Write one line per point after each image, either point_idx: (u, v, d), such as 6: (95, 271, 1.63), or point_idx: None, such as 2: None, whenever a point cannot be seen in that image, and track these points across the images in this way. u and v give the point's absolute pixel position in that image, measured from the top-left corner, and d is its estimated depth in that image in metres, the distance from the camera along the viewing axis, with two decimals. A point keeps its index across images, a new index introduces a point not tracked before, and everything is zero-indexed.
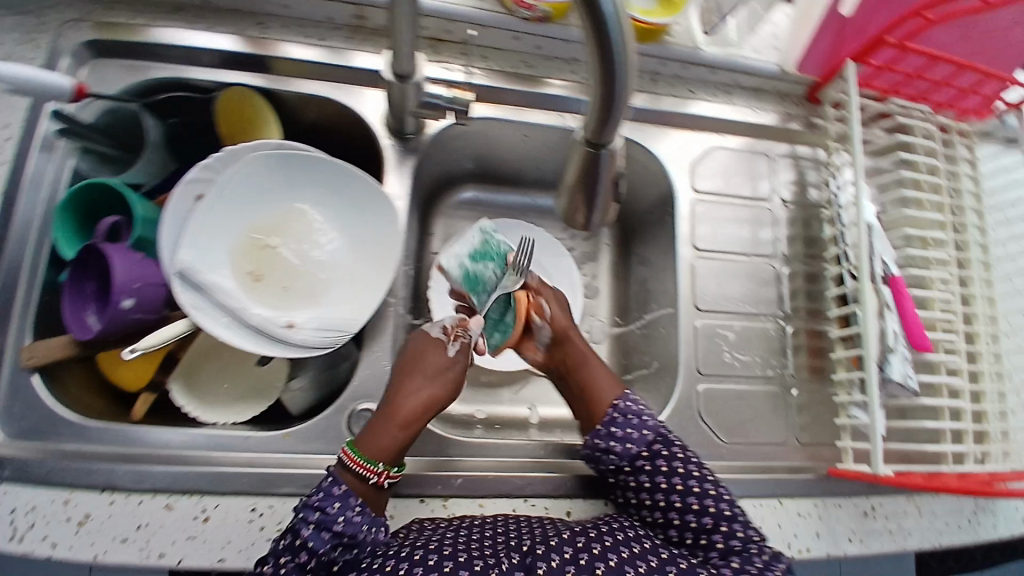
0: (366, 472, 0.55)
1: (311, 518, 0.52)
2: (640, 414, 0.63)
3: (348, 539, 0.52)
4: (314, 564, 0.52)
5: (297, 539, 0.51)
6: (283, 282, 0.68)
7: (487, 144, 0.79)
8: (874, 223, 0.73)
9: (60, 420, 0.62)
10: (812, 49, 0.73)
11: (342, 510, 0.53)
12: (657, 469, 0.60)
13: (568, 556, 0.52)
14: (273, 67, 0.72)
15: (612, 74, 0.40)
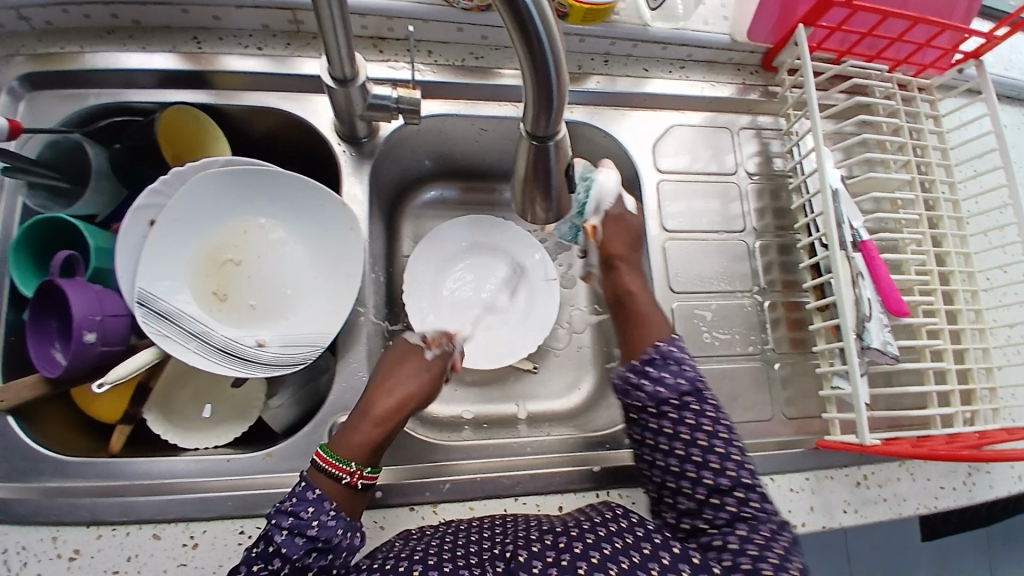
0: (337, 472, 0.53)
1: (283, 523, 0.50)
2: (682, 361, 0.59)
3: (323, 543, 0.50)
4: (289, 572, 0.49)
5: (270, 545, 0.49)
6: (250, 299, 0.65)
7: (445, 141, 0.77)
8: (839, 188, 0.72)
9: (38, 457, 0.61)
10: (762, 14, 0.72)
11: (316, 512, 0.51)
12: (683, 420, 0.56)
13: (550, 560, 0.49)
14: (214, 82, 0.69)
15: (540, 61, 0.38)
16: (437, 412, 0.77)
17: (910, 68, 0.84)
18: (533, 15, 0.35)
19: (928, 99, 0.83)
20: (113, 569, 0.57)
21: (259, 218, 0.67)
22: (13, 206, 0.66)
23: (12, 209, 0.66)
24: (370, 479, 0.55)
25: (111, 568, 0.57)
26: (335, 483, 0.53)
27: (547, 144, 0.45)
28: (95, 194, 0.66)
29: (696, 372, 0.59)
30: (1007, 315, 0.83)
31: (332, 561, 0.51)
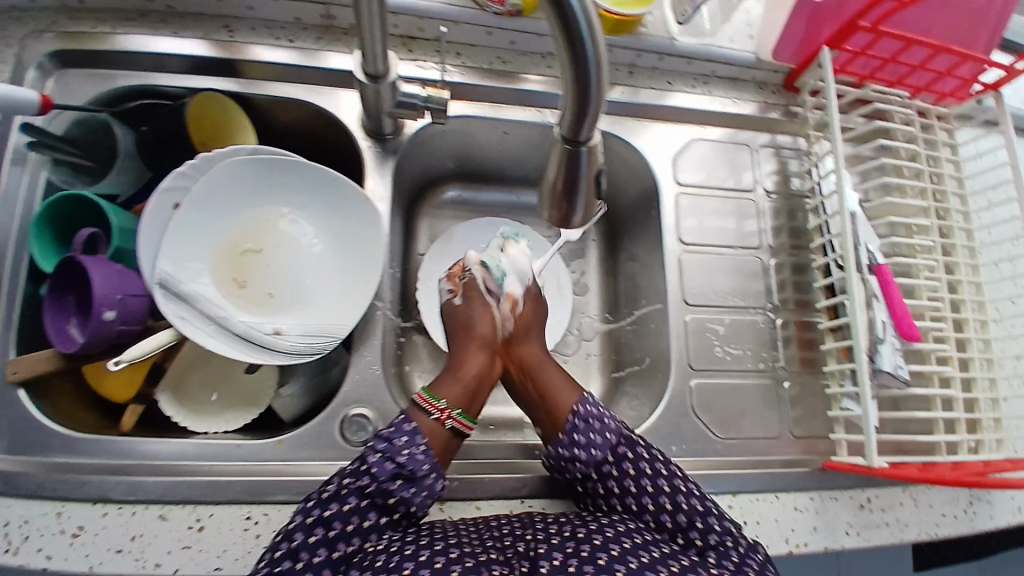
0: (430, 408, 0.59)
1: (379, 446, 0.55)
2: (602, 417, 0.61)
3: (408, 472, 0.54)
4: (374, 494, 0.53)
5: (362, 465, 0.54)
6: (269, 287, 0.65)
7: (468, 143, 0.77)
8: (858, 211, 0.72)
9: (47, 434, 0.61)
10: (787, 35, 0.72)
11: (409, 443, 0.56)
12: (625, 473, 0.59)
13: (570, 551, 0.50)
14: (242, 71, 0.70)
15: (582, 68, 0.38)
16: None
17: (929, 97, 0.84)
18: (581, 22, 0.36)
19: (945, 128, 0.84)
20: (118, 547, 0.57)
21: (281, 208, 0.68)
22: (36, 179, 0.66)
23: (35, 184, 0.66)
24: (460, 422, 0.60)
25: (116, 546, 0.57)
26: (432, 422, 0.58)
27: (580, 149, 0.46)
28: (119, 173, 0.67)
29: (618, 422, 0.62)
30: (1015, 346, 0.83)
31: (414, 495, 0.54)
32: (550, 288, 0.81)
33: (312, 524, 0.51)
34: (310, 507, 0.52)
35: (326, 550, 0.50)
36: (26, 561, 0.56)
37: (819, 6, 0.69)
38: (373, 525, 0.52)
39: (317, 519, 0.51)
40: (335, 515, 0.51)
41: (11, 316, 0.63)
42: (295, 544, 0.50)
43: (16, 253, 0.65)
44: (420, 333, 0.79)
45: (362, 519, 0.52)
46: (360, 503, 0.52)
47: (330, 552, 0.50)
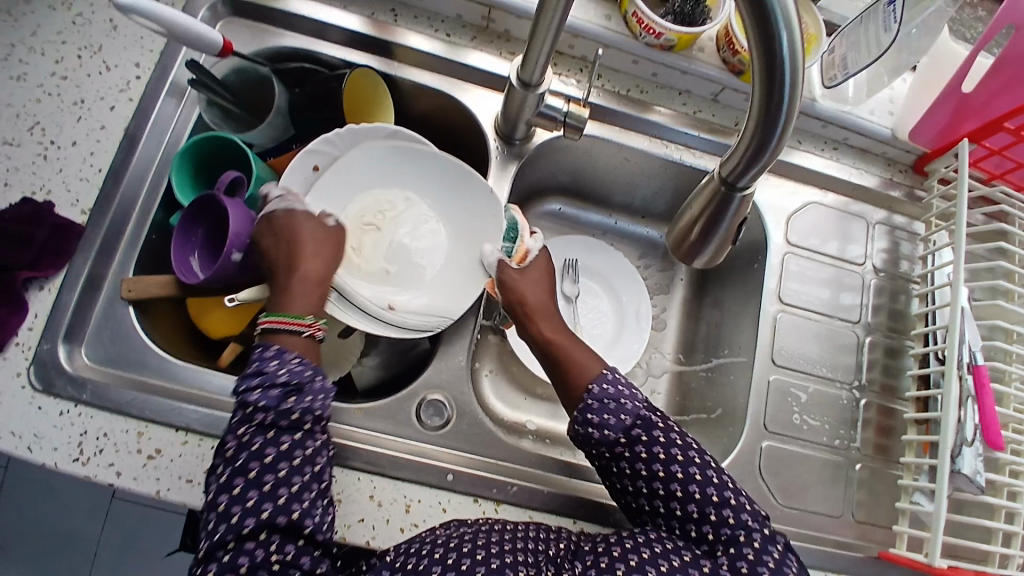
0: (297, 326, 0.56)
1: (253, 384, 0.52)
2: (618, 397, 0.58)
3: (296, 385, 0.52)
4: (275, 422, 0.51)
5: (246, 408, 0.51)
6: (391, 261, 0.68)
7: (585, 161, 0.79)
8: (966, 308, 0.71)
9: (147, 353, 0.64)
10: (929, 119, 0.73)
11: (241, 379, 0.52)
12: (637, 455, 0.56)
13: (591, 562, 0.52)
14: (395, 54, 0.73)
15: (774, 113, 0.40)
16: (503, 414, 0.78)
17: None
18: (786, 72, 0.38)
19: None
20: (189, 477, 0.60)
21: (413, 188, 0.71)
22: (189, 113, 0.71)
23: (186, 120, 0.71)
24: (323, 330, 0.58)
25: (186, 475, 0.60)
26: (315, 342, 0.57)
27: (734, 193, 0.47)
28: (267, 127, 0.70)
29: (636, 401, 0.59)
30: None
31: (311, 403, 0.53)
32: (629, 318, 0.81)
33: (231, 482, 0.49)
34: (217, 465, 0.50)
35: (258, 490, 0.49)
36: (95, 474, 0.59)
37: (967, 97, 0.69)
38: (291, 444, 0.51)
39: (232, 475, 0.49)
40: (248, 460, 0.49)
41: (137, 237, 0.67)
42: (224, 506, 0.48)
43: (154, 180, 0.69)
44: (495, 334, 0.81)
45: (278, 447, 0.50)
46: (266, 436, 0.50)
47: (262, 488, 0.48)
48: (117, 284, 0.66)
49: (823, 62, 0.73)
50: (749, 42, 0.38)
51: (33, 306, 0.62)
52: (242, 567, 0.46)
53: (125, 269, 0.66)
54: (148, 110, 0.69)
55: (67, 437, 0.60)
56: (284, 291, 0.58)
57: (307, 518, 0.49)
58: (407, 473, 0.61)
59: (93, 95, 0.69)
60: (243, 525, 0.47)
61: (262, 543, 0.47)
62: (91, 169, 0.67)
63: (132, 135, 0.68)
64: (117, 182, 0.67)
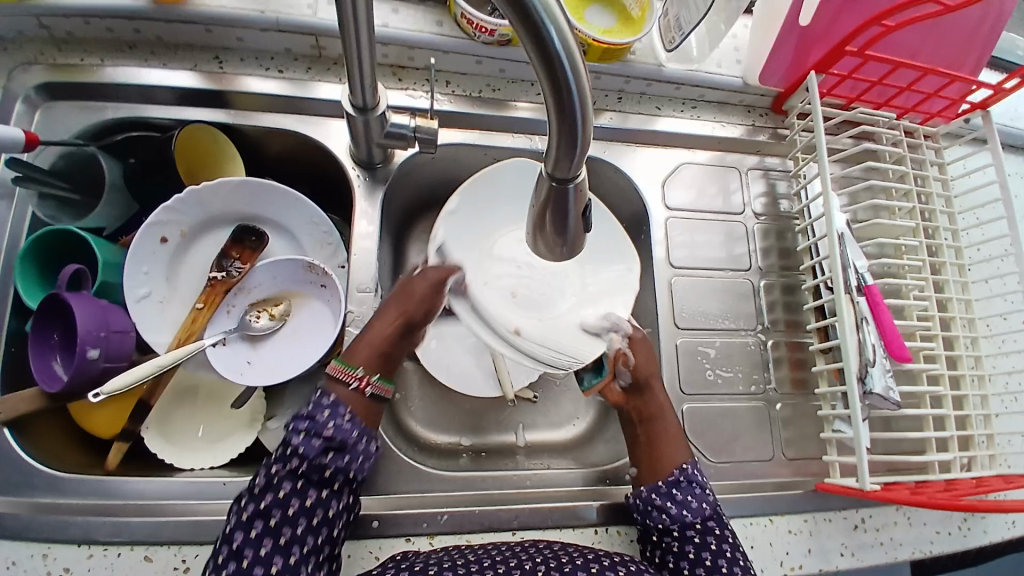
0: (346, 377, 0.59)
1: (300, 427, 0.55)
2: (704, 486, 0.61)
3: (338, 443, 0.55)
4: (305, 473, 0.53)
5: (287, 450, 0.54)
6: (526, 295, 0.65)
7: (455, 169, 0.78)
8: (844, 232, 0.73)
9: (31, 471, 0.60)
10: (774, 57, 0.73)
11: (292, 420, 0.56)
12: (706, 545, 0.58)
13: None
14: (232, 102, 0.70)
15: (563, 86, 0.36)
16: (436, 439, 0.76)
17: (916, 117, 0.84)
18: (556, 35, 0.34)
19: (932, 147, 0.84)
20: None
21: None
22: (23, 213, 0.65)
23: (22, 218, 0.65)
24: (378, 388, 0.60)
25: None
26: (359, 394, 0.58)
27: (567, 182, 0.41)
28: (107, 206, 0.66)
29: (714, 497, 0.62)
30: (1005, 363, 0.82)
31: (346, 464, 0.55)
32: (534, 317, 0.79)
33: (248, 518, 0.51)
34: (253, 485, 0.53)
35: (271, 539, 0.50)
36: None
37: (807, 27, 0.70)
38: (315, 501, 0.53)
39: (253, 508, 0.51)
40: (271, 503, 0.52)
41: None
42: (221, 557, 0.49)
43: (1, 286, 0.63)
44: (409, 359, 0.80)
45: (303, 500, 0.52)
46: (296, 486, 0.53)
47: (259, 537, 0.50)
48: None
49: (660, 26, 0.74)
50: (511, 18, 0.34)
51: None
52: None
53: None
54: None
55: None
56: (360, 340, 0.62)
57: (304, 564, 0.51)
58: None
59: None
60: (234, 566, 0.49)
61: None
62: None
63: None
64: None
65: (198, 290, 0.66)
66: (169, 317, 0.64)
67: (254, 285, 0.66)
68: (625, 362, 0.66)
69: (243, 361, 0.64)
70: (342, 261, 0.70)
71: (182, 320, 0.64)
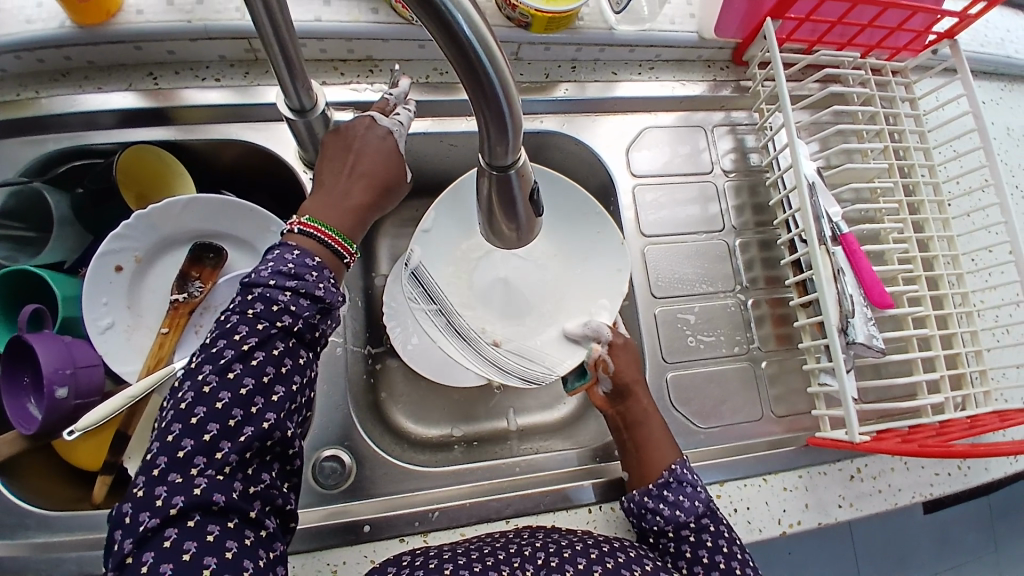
0: (341, 249, 0.49)
1: (287, 284, 0.44)
2: (695, 484, 0.59)
3: (327, 306, 0.46)
4: (299, 331, 0.45)
5: (273, 305, 0.44)
6: (506, 310, 0.72)
7: (414, 160, 0.76)
8: (816, 181, 0.71)
9: (23, 512, 0.60)
10: (727, 8, 0.70)
11: (274, 273, 0.44)
12: (703, 542, 0.56)
13: (581, 566, 0.50)
14: (174, 118, 0.68)
15: (484, 79, 0.32)
16: (426, 434, 0.76)
17: (882, 53, 0.82)
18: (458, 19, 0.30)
19: (903, 82, 0.81)
20: None
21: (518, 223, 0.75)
22: None
23: None
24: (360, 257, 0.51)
25: None
26: (330, 251, 0.48)
27: (508, 172, 0.39)
28: (58, 240, 0.65)
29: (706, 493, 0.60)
30: (994, 296, 0.80)
31: (330, 328, 0.48)
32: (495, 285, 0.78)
33: (237, 378, 0.42)
34: (234, 329, 0.43)
35: (252, 433, 0.42)
36: None
37: None
38: (305, 363, 0.46)
39: (243, 372, 0.42)
40: (264, 361, 0.43)
41: None
42: (199, 418, 0.40)
43: None
44: (393, 357, 0.78)
45: (295, 359, 0.45)
46: (287, 344, 0.44)
47: (249, 411, 0.42)
48: None
49: None
50: (411, 9, 0.30)
51: None
52: (175, 511, 0.38)
53: None
54: None
55: None
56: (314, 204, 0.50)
57: (290, 426, 0.44)
58: (321, 541, 0.58)
59: None
60: (216, 449, 0.40)
61: (230, 482, 0.41)
62: None
63: None
64: None
65: (161, 314, 0.65)
66: (136, 345, 0.63)
67: (219, 302, 0.66)
68: (606, 368, 0.65)
69: None
70: None
71: (150, 347, 0.63)
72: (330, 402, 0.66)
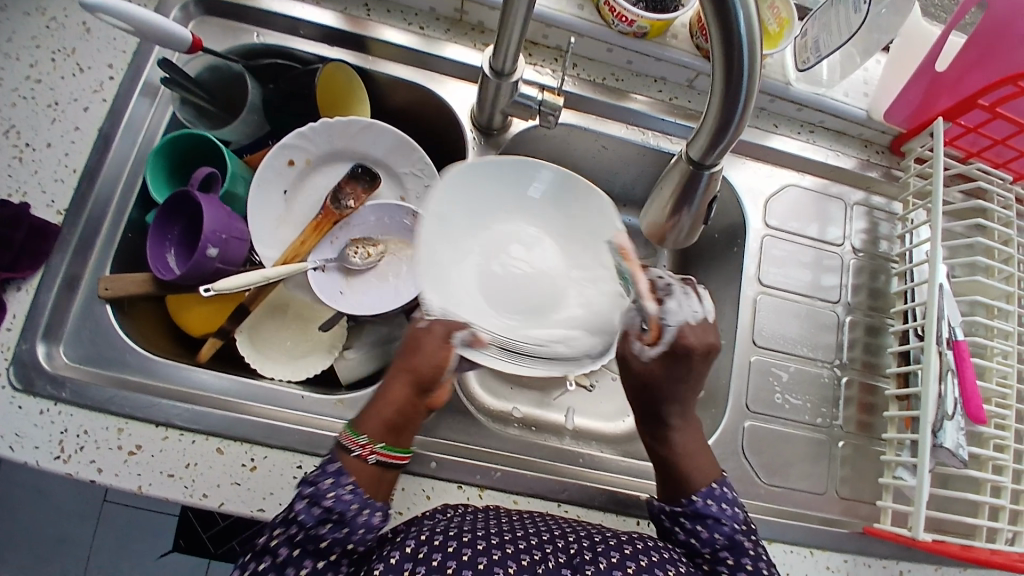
0: (349, 444, 0.53)
1: (305, 492, 0.50)
2: (717, 517, 0.57)
3: (336, 517, 0.50)
4: (302, 539, 0.49)
5: (288, 512, 0.50)
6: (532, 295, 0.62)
7: (564, 150, 0.79)
8: (944, 284, 0.71)
9: (128, 350, 0.65)
10: (903, 99, 0.74)
11: (302, 509, 0.50)
12: (718, 573, 0.55)
13: (615, 561, 0.52)
14: (368, 48, 0.73)
15: (735, 90, 0.40)
16: (489, 404, 0.78)
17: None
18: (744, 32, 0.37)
19: None
20: (170, 472, 0.60)
21: (528, 202, 0.66)
22: (163, 114, 0.71)
23: (161, 117, 0.71)
24: (385, 455, 0.53)
25: (168, 470, 0.60)
26: (369, 466, 0.53)
27: (704, 170, 0.46)
28: (241, 124, 0.71)
29: (733, 522, 0.57)
30: None
31: (368, 520, 0.51)
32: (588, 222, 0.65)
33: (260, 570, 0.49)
34: (286, 526, 0.50)
35: None
36: (77, 471, 0.59)
37: (940, 75, 0.69)
38: (310, 571, 0.49)
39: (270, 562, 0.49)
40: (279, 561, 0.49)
41: (113, 236, 0.67)
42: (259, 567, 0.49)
43: (131, 175, 0.69)
44: None
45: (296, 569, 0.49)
46: (290, 547, 0.49)
47: None
48: (93, 283, 0.65)
49: (795, 45, 0.74)
50: (705, 10, 0.38)
51: (11, 307, 0.62)
52: None
53: (103, 267, 0.66)
54: (120, 110, 0.69)
55: (49, 434, 0.60)
56: (371, 408, 0.55)
57: None
58: None
59: (67, 98, 0.68)
60: None
61: None
62: (66, 170, 0.67)
63: (107, 135, 0.68)
64: (92, 184, 0.67)
65: (309, 216, 0.72)
66: (280, 235, 0.71)
67: (359, 223, 0.72)
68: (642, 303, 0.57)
69: (337, 291, 0.70)
70: None
71: (291, 241, 0.70)
72: None
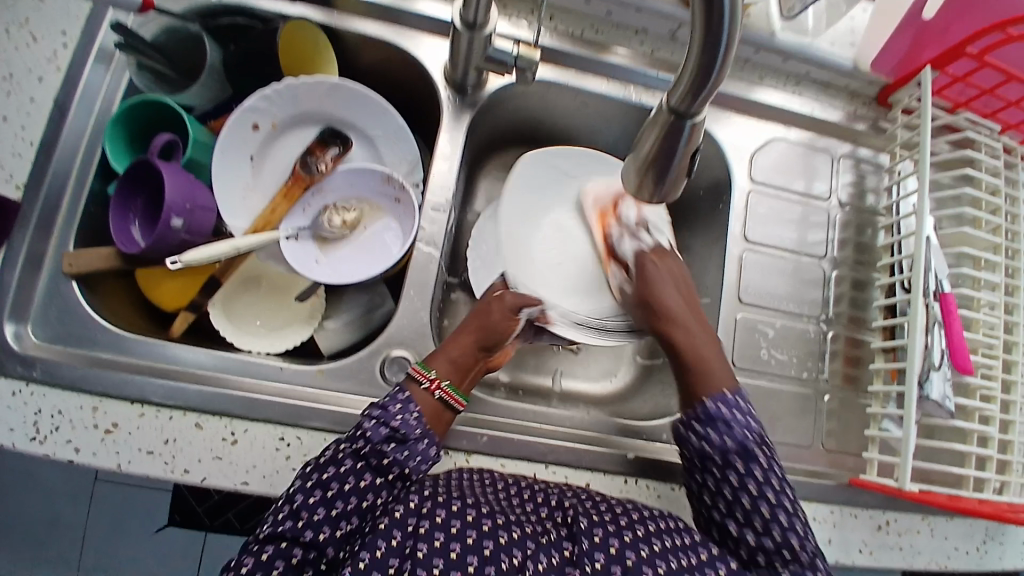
0: (418, 375, 0.59)
1: (374, 413, 0.56)
2: (728, 419, 0.57)
3: (401, 436, 0.55)
4: (366, 454, 0.53)
5: (358, 430, 0.55)
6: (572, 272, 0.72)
7: (544, 108, 0.77)
8: (931, 236, 0.70)
9: (98, 328, 0.62)
10: (889, 48, 0.71)
11: (378, 426, 0.55)
12: (726, 479, 0.55)
13: (613, 531, 0.51)
14: (334, 3, 0.70)
15: (716, 17, 0.37)
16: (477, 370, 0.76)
17: (1017, 133, 0.79)
18: None
19: None
20: (149, 448, 0.58)
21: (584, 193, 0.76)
22: (120, 78, 0.67)
23: (119, 82, 0.67)
24: (448, 394, 0.59)
25: (147, 447, 0.58)
26: (434, 402, 0.58)
27: (687, 117, 0.42)
28: (203, 88, 0.68)
29: (748, 429, 0.57)
30: None
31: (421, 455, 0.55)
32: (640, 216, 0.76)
33: (326, 479, 0.52)
34: (354, 444, 0.54)
35: (290, 521, 0.50)
36: (55, 451, 0.58)
37: (928, 23, 0.67)
38: (369, 485, 0.52)
39: (331, 475, 0.52)
40: (332, 477, 0.52)
41: (77, 209, 0.64)
42: (312, 481, 0.52)
43: (91, 145, 0.65)
44: (464, 292, 0.78)
45: (356, 480, 0.52)
46: (354, 462, 0.53)
47: (294, 523, 0.50)
48: (59, 258, 0.63)
49: None
50: None
51: None
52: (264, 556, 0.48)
53: (67, 242, 0.64)
54: (75, 76, 0.65)
55: (22, 416, 0.58)
56: (439, 351, 0.63)
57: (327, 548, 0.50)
58: None
59: (18, 65, 0.64)
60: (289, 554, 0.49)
61: (289, 551, 0.49)
62: (22, 143, 0.63)
63: (63, 103, 0.65)
64: (49, 154, 0.63)
65: (280, 184, 0.70)
66: (249, 204, 0.68)
67: (331, 187, 0.70)
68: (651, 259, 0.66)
69: (312, 259, 0.68)
70: (417, 181, 0.72)
71: (261, 210, 0.68)
72: (412, 305, 0.67)
